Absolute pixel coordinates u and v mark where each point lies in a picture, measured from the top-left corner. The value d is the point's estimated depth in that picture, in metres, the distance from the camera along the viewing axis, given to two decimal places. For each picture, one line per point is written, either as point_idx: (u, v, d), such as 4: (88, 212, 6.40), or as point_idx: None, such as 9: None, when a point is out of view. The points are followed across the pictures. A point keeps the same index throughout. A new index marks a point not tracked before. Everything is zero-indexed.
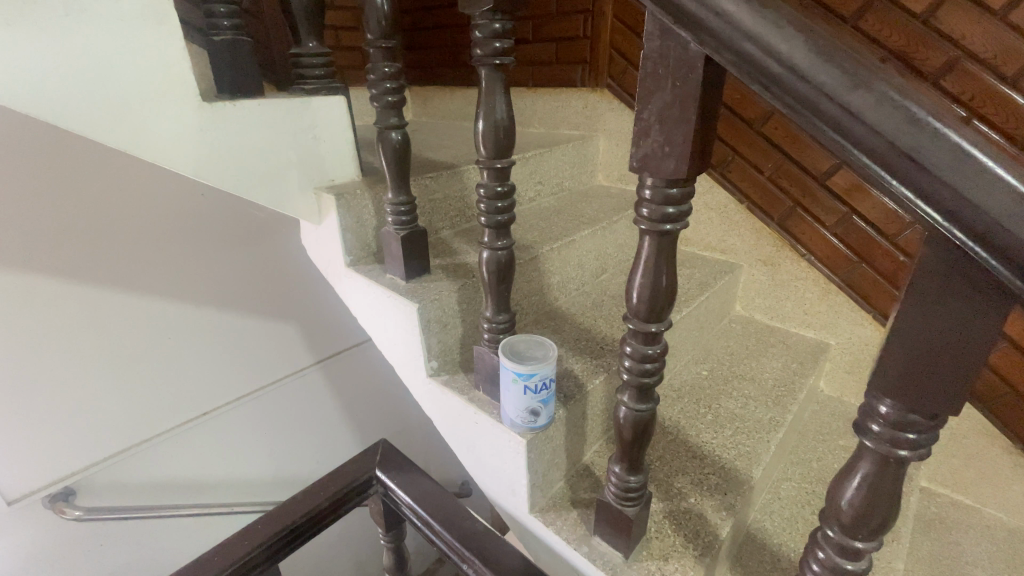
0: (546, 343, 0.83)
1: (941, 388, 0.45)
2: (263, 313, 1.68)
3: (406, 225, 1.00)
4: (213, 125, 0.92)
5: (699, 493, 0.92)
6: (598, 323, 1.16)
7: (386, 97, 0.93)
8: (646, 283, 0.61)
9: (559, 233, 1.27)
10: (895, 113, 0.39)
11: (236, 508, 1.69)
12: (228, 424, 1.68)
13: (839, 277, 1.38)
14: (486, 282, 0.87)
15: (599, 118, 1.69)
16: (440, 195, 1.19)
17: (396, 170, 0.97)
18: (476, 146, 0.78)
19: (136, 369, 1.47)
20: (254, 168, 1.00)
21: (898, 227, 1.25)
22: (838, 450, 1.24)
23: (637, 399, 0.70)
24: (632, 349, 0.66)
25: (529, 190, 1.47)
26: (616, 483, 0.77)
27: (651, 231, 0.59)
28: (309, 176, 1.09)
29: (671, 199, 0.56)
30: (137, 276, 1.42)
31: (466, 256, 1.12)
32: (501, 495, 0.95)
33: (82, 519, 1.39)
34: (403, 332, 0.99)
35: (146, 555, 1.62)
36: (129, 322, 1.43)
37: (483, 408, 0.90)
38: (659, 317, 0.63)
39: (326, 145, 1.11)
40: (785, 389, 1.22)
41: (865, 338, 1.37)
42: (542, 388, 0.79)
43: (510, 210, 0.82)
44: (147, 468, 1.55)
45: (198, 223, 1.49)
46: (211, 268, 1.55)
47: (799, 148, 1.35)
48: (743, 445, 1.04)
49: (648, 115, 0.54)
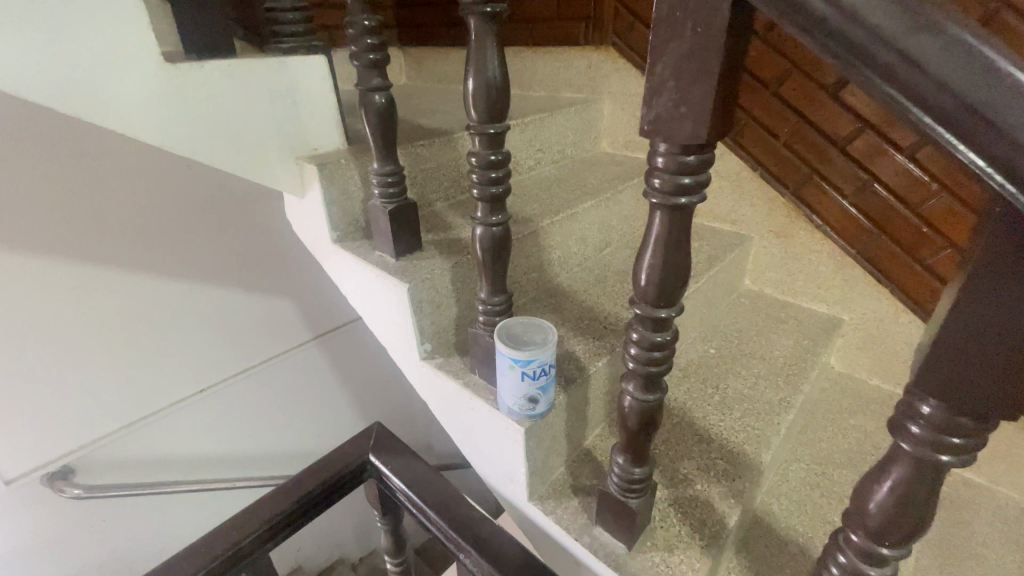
0: (546, 327, 0.77)
1: (999, 389, 0.39)
2: (257, 289, 1.63)
3: (394, 198, 0.92)
4: (180, 90, 0.84)
5: (706, 480, 0.88)
6: (601, 300, 1.10)
7: (367, 54, 0.83)
8: (656, 264, 0.55)
9: (561, 205, 1.19)
10: (967, 63, 0.31)
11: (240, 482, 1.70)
12: (225, 402, 1.65)
13: (856, 250, 1.30)
14: (481, 261, 0.80)
15: (604, 80, 1.58)
16: (433, 165, 1.11)
17: (381, 137, 0.89)
18: (467, 109, 0.69)
19: (128, 348, 1.42)
20: (230, 137, 0.92)
21: (922, 195, 1.17)
22: (847, 430, 1.21)
23: (645, 389, 0.64)
24: (638, 336, 0.60)
25: (528, 158, 1.39)
26: (619, 474, 0.72)
27: (662, 205, 0.52)
28: (290, 145, 1.01)
29: (687, 168, 0.49)
30: (122, 252, 1.35)
31: (460, 231, 1.04)
32: (498, 482, 0.91)
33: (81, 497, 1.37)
34: (393, 313, 0.93)
35: (152, 529, 1.63)
36: (116, 299, 1.37)
37: (479, 393, 0.85)
38: (669, 302, 0.57)
39: (309, 111, 1.01)
40: (795, 367, 1.17)
41: (881, 313, 1.31)
42: (541, 374, 0.74)
43: (505, 181, 0.75)
44: (146, 446, 1.53)
45: (184, 197, 1.41)
46: (201, 245, 1.48)
47: (817, 108, 1.24)
48: (753, 428, 0.99)
49: (662, 70, 0.47)
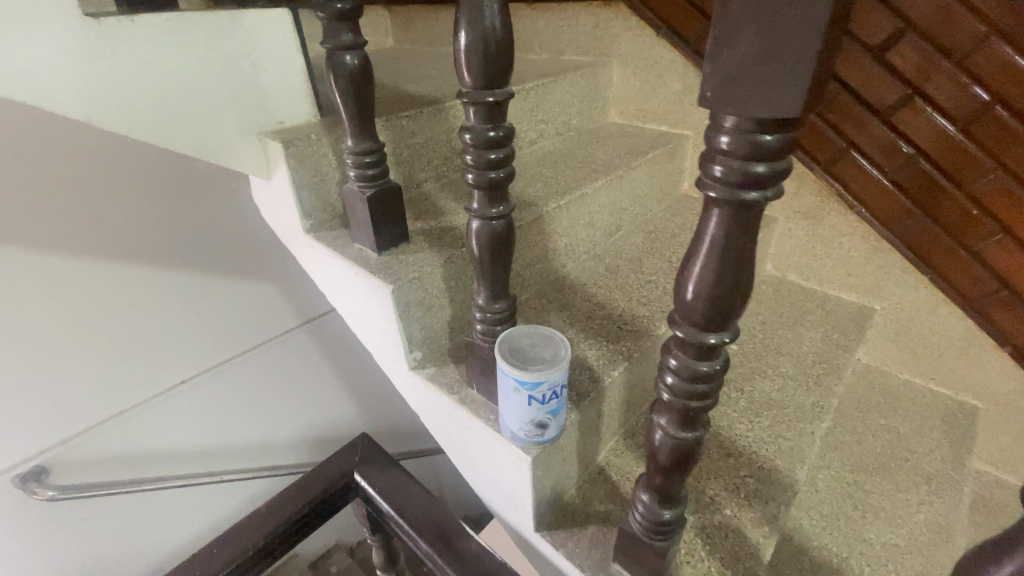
0: (556, 339, 0.64)
1: None
2: (240, 278, 1.47)
3: (373, 181, 0.78)
4: (106, 50, 0.69)
5: (736, 503, 0.78)
6: (614, 294, 0.98)
7: (334, 4, 0.67)
8: (709, 278, 0.42)
9: (567, 184, 1.05)
10: None
11: (226, 476, 1.56)
12: (207, 395, 1.49)
13: (894, 232, 1.17)
14: (478, 259, 0.66)
15: (613, 40, 1.41)
16: (420, 140, 0.96)
17: (355, 108, 0.74)
18: (459, 72, 0.55)
19: (93, 342, 1.26)
20: (174, 109, 0.76)
21: (973, 173, 1.03)
22: (880, 432, 1.11)
23: (682, 425, 0.52)
24: (676, 364, 0.48)
25: (529, 130, 1.23)
26: (644, 514, 0.61)
27: (723, 201, 0.39)
28: (250, 118, 0.85)
29: (763, 150, 0.35)
30: (79, 233, 1.18)
31: (453, 218, 0.91)
32: (500, 507, 0.80)
33: (56, 499, 1.25)
34: (377, 317, 0.80)
35: (139, 531, 1.51)
36: (76, 288, 1.21)
37: (478, 412, 0.73)
38: (721, 325, 0.44)
39: (273, 77, 0.85)
40: (826, 366, 1.06)
41: (918, 303, 1.19)
42: (551, 398, 0.62)
43: (507, 164, 0.60)
44: (121, 446, 1.38)
45: (146, 172, 1.23)
46: (172, 228, 1.32)
47: (858, 73, 1.08)
48: (785, 440, 0.89)
49: (736, 12, 0.33)
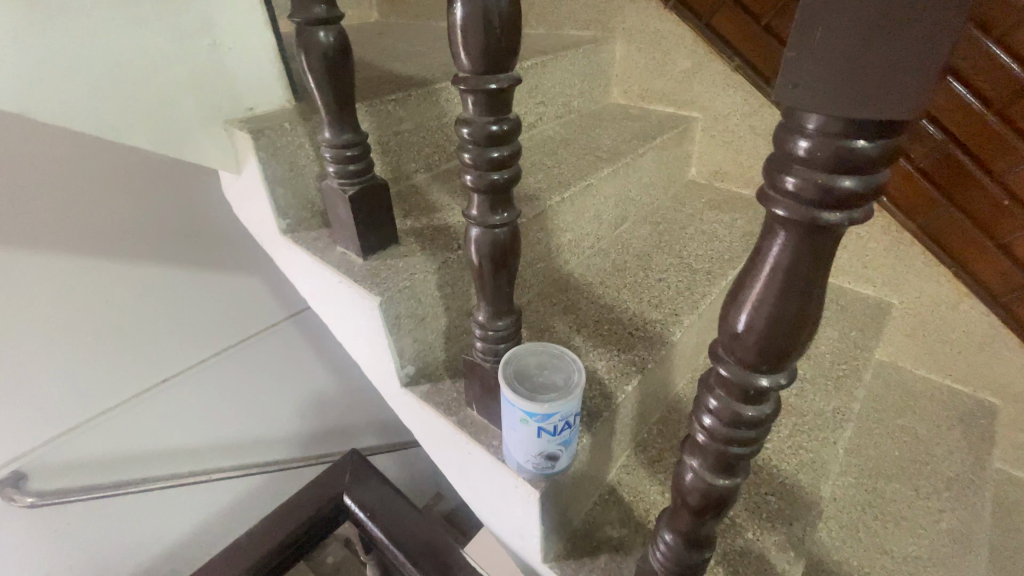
0: (569, 362, 0.57)
1: None
2: (230, 272, 1.36)
3: (356, 178, 0.69)
4: (40, 25, 0.58)
5: (758, 525, 0.72)
6: (623, 294, 0.90)
7: None
8: (766, 313, 0.35)
9: (573, 173, 0.96)
10: None
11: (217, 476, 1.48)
12: (193, 394, 1.38)
13: (917, 224, 1.09)
14: (478, 271, 0.58)
15: (616, 12, 1.30)
16: (409, 126, 0.86)
17: (333, 94, 0.64)
18: (455, 53, 0.45)
19: (65, 344, 1.15)
20: (125, 95, 0.66)
21: (1006, 161, 0.96)
22: (898, 433, 1.06)
23: (717, 470, 0.45)
24: (717, 406, 0.41)
25: (528, 113, 1.14)
26: (666, 553, 0.55)
27: (794, 222, 0.31)
28: (215, 105, 0.75)
29: (857, 160, 0.27)
30: (42, 224, 1.05)
31: (447, 214, 0.82)
32: (504, 532, 0.74)
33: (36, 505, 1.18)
34: (365, 329, 0.72)
35: (128, 539, 1.41)
36: (42, 285, 1.08)
37: (479, 436, 0.66)
38: (775, 367, 0.37)
39: (239, 57, 0.74)
40: (846, 366, 1.00)
41: (939, 296, 1.13)
42: (563, 429, 0.55)
43: (512, 163, 0.52)
44: (103, 450, 1.27)
45: (115, 156, 1.10)
46: (147, 218, 1.19)
47: None
48: (807, 451, 0.83)
49: None
